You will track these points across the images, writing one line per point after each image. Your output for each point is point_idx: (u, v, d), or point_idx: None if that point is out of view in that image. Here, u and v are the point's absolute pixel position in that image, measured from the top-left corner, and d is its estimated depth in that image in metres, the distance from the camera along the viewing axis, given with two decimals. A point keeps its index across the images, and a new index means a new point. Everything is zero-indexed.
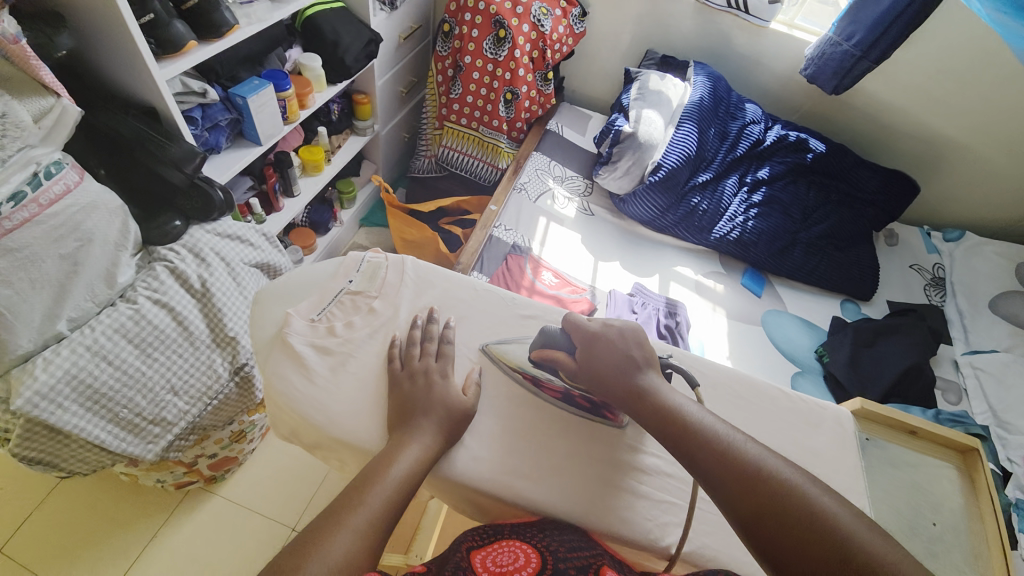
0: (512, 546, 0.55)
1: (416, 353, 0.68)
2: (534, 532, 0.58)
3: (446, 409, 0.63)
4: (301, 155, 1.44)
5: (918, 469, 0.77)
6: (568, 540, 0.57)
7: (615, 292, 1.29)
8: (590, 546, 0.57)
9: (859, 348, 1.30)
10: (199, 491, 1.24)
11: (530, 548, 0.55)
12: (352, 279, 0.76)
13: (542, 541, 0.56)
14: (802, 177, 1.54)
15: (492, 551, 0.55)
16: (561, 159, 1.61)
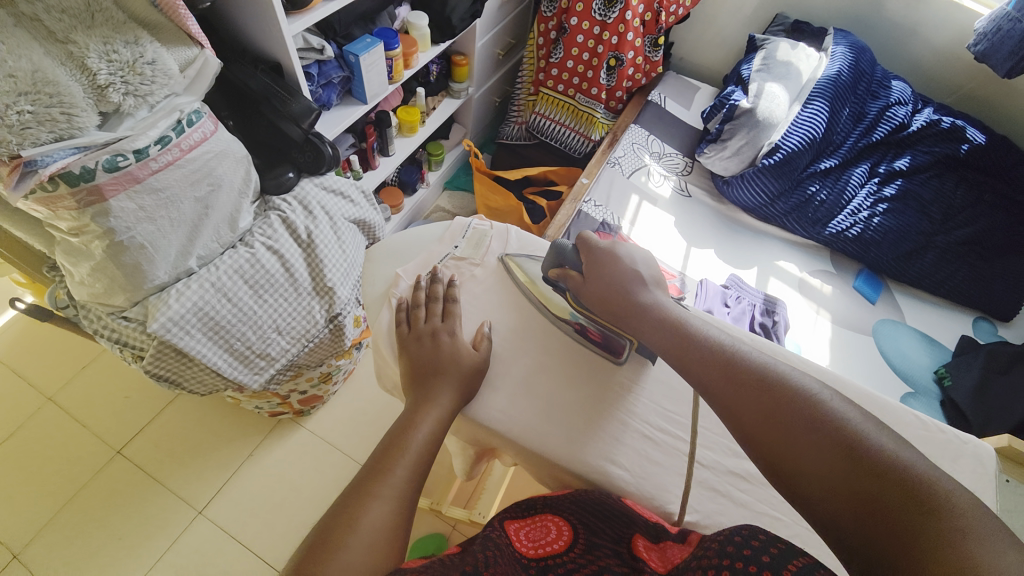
0: (544, 521, 0.56)
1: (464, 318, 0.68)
2: (566, 505, 0.58)
3: (458, 367, 0.63)
4: (398, 115, 1.46)
5: None
6: (596, 507, 0.56)
7: (707, 281, 1.20)
8: (623, 515, 0.56)
9: (992, 374, 1.13)
10: (287, 422, 1.36)
11: (561, 521, 0.56)
12: (457, 245, 0.78)
13: (576, 514, 0.56)
14: (950, 172, 1.32)
15: (526, 526, 0.56)
16: (661, 133, 1.50)
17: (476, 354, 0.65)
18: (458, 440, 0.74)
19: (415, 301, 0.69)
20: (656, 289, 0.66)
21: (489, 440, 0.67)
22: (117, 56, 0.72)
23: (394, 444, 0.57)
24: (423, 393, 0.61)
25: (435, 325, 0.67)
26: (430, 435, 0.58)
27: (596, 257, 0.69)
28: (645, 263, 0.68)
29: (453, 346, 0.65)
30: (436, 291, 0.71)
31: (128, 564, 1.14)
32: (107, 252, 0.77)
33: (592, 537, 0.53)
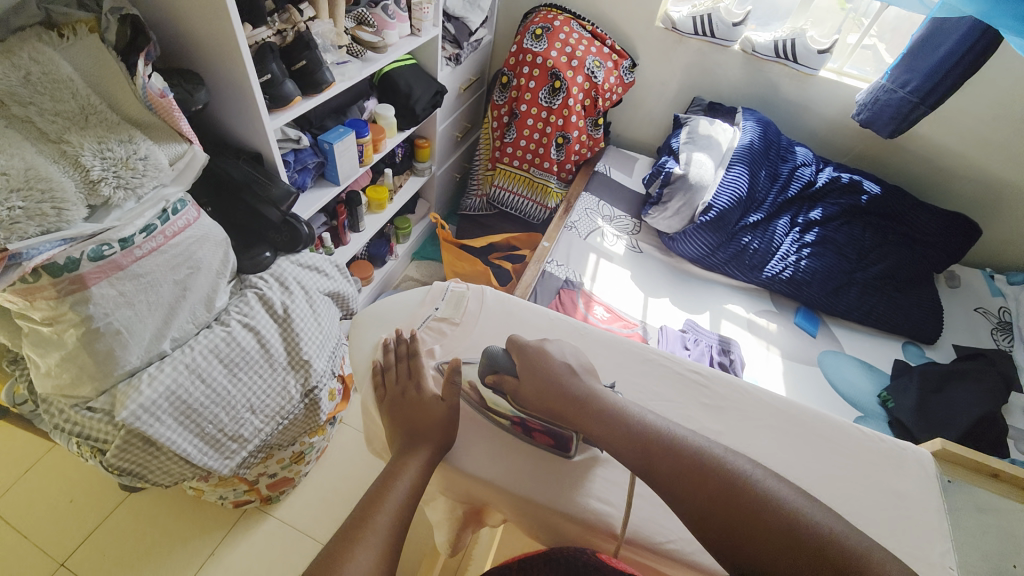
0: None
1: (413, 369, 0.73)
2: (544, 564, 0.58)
3: (434, 419, 0.67)
4: (368, 194, 1.56)
5: (1007, 516, 0.66)
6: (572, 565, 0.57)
7: (667, 327, 1.30)
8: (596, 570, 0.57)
9: (927, 393, 1.25)
10: (255, 510, 1.28)
11: None
12: (438, 306, 0.81)
13: (553, 575, 0.57)
14: (856, 219, 1.53)
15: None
16: (610, 198, 1.67)
17: (449, 408, 0.69)
18: (449, 499, 0.74)
19: (387, 360, 0.74)
20: (584, 378, 0.68)
21: (482, 494, 0.69)
22: (112, 154, 0.78)
23: (377, 496, 0.58)
24: (406, 446, 0.64)
25: (412, 383, 0.71)
26: (409, 486, 0.60)
27: (524, 358, 0.70)
28: (566, 355, 0.71)
29: (419, 396, 0.69)
30: (410, 347, 0.75)
31: None
32: (80, 340, 0.77)
33: None
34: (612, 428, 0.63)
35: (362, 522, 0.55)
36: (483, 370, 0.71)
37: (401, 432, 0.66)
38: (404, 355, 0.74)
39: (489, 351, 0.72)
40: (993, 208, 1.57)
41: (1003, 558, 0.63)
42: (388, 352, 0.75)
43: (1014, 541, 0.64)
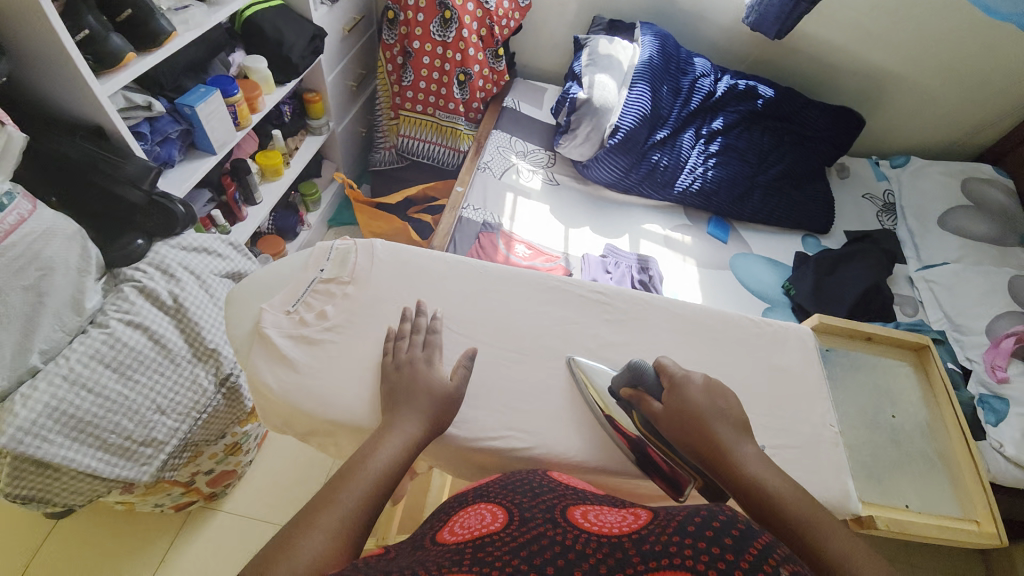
0: (477, 510, 0.50)
1: (401, 346, 0.58)
2: (495, 489, 0.53)
3: (430, 395, 0.54)
4: (258, 161, 1.42)
5: (879, 370, 0.75)
6: (530, 485, 0.52)
7: (588, 255, 1.32)
8: (551, 488, 0.53)
9: (822, 276, 1.37)
10: (202, 508, 1.24)
11: (494, 504, 0.50)
12: (323, 267, 0.64)
13: (507, 495, 0.51)
14: (755, 124, 1.58)
15: (457, 522, 0.49)
16: (521, 134, 1.61)
17: (456, 391, 0.56)
18: None
19: (401, 329, 0.59)
20: (737, 432, 0.53)
21: None
22: None
23: (346, 475, 0.47)
24: (389, 418, 0.52)
25: (423, 357, 0.57)
26: (388, 465, 0.48)
27: (676, 388, 0.56)
28: (717, 394, 0.56)
29: (427, 374, 0.55)
30: (434, 325, 0.61)
31: None
32: None
33: (526, 508, 0.48)
34: (522, 359, 0.63)
35: (325, 503, 0.44)
36: (622, 380, 0.59)
37: (382, 403, 0.54)
38: (423, 329, 0.60)
39: (635, 364, 0.58)
40: (874, 97, 1.67)
41: (878, 409, 0.72)
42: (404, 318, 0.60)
43: (886, 396, 0.73)
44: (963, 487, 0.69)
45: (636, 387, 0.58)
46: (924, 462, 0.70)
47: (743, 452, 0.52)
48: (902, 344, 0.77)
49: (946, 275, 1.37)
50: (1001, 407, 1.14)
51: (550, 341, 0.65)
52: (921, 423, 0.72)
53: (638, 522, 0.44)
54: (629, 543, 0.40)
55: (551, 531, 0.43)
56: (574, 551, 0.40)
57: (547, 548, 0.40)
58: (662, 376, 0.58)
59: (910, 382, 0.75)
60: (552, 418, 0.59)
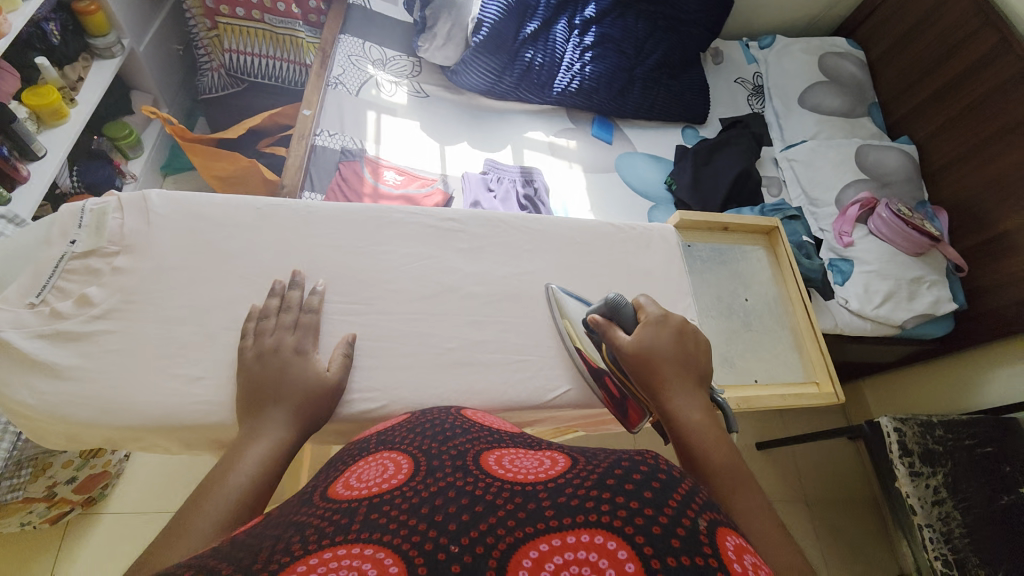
0: (381, 459, 0.38)
1: (262, 329, 0.49)
2: (401, 437, 0.42)
3: (305, 390, 0.47)
4: (29, 103, 1.08)
5: (734, 257, 0.78)
6: (440, 431, 0.41)
7: (468, 174, 1.22)
8: (466, 430, 0.43)
9: (700, 168, 1.40)
10: (81, 519, 1.10)
11: (399, 454, 0.39)
12: (74, 238, 0.50)
13: (412, 444, 0.40)
14: (628, 8, 1.48)
15: (354, 472, 0.37)
16: (376, 38, 1.38)
17: (337, 381, 0.49)
18: None
19: (267, 308, 0.50)
20: (689, 382, 0.49)
21: None
22: None
23: (201, 495, 0.39)
24: (252, 421, 0.45)
25: (292, 343, 0.49)
26: (258, 474, 0.41)
27: (652, 326, 0.52)
28: (679, 341, 0.51)
29: (303, 364, 0.48)
30: (311, 301, 0.52)
31: None
32: None
33: (434, 457, 0.37)
34: (367, 310, 0.56)
35: (172, 537, 0.35)
36: (598, 309, 0.55)
37: (247, 404, 0.46)
38: (297, 307, 0.51)
39: (612, 296, 0.54)
40: None
41: (733, 295, 0.76)
42: (271, 295, 0.51)
43: (740, 280, 0.77)
44: (806, 356, 0.75)
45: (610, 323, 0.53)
46: (772, 339, 0.75)
47: (682, 401, 0.47)
48: (754, 230, 0.80)
49: (804, 152, 1.46)
50: (848, 268, 1.30)
51: (398, 283, 0.58)
52: (772, 300, 0.77)
53: (557, 467, 0.35)
54: (543, 493, 0.31)
55: (460, 484, 0.33)
56: (481, 508, 0.30)
57: (456, 504, 0.31)
58: (639, 313, 0.54)
59: (761, 264, 0.79)
60: (408, 367, 0.54)
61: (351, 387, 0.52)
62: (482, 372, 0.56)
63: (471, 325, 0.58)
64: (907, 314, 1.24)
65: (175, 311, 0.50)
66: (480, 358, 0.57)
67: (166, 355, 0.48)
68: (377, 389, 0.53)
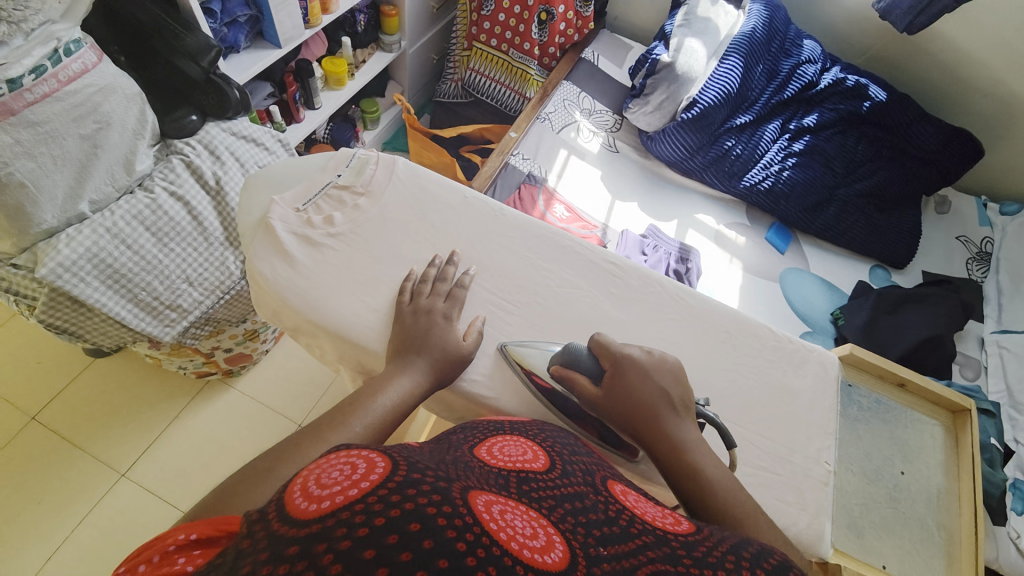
0: (520, 443, 0.41)
1: (425, 290, 0.58)
2: (535, 432, 0.44)
3: (443, 351, 0.54)
4: (324, 67, 1.43)
5: (903, 422, 0.68)
6: (568, 444, 0.44)
7: (628, 232, 1.25)
8: (590, 454, 0.44)
9: (879, 313, 1.24)
10: (215, 382, 1.33)
11: (536, 446, 0.41)
12: (341, 173, 0.65)
13: (546, 441, 0.43)
14: (853, 129, 1.42)
15: (494, 443, 0.41)
16: (592, 91, 1.51)
17: (467, 352, 0.55)
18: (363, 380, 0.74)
19: (425, 275, 0.59)
20: (680, 416, 0.52)
21: None
22: None
23: (356, 405, 0.48)
24: (397, 361, 0.52)
25: (442, 310, 0.56)
26: (396, 404, 0.49)
27: (615, 375, 0.53)
28: (673, 380, 0.54)
29: (444, 329, 0.55)
30: (462, 280, 0.60)
31: (50, 524, 1.12)
32: None
33: (567, 464, 0.40)
34: (513, 312, 0.61)
35: (335, 423, 0.46)
36: (555, 358, 0.56)
37: (397, 347, 0.54)
38: (450, 280, 0.59)
39: (571, 344, 0.56)
40: (1005, 126, 1.44)
41: (887, 461, 0.65)
42: (430, 265, 0.60)
43: (901, 450, 0.66)
44: (955, 571, 0.62)
45: (572, 369, 0.55)
46: (918, 531, 0.64)
47: (685, 437, 0.50)
48: (937, 401, 0.70)
49: (1021, 345, 1.23)
50: None
51: (549, 304, 0.62)
52: (933, 490, 0.66)
53: (679, 525, 0.35)
54: (675, 542, 0.32)
55: (594, 496, 0.35)
56: (619, 525, 0.32)
57: (595, 513, 0.33)
58: (602, 357, 0.55)
59: (934, 443, 0.68)
60: (528, 377, 0.57)
61: (478, 373, 0.57)
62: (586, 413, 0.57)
63: None
64: None
65: (378, 252, 0.61)
66: None
67: (357, 284, 0.59)
68: (496, 385, 0.57)
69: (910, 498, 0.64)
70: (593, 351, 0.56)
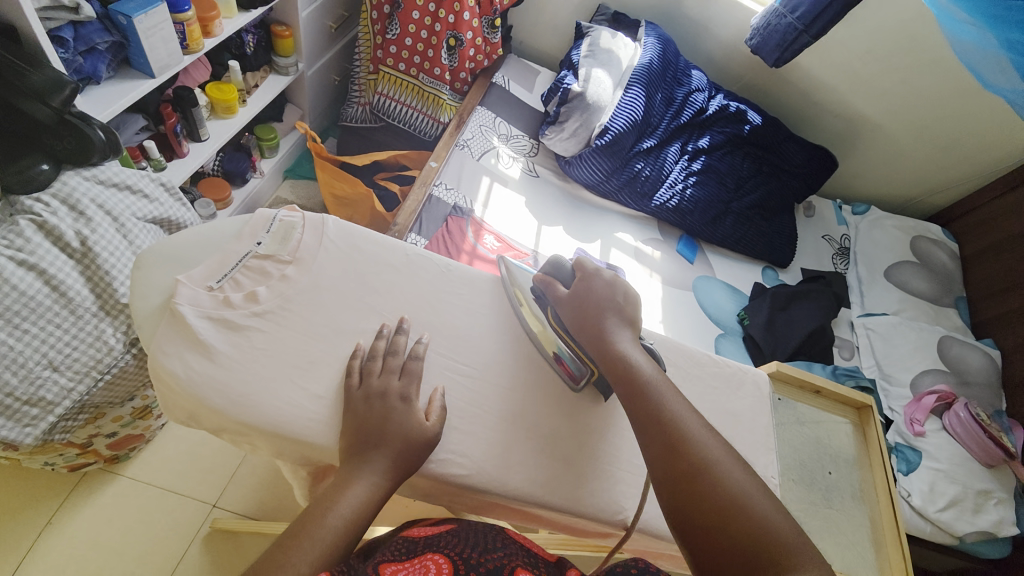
0: (425, 560, 0.45)
1: (376, 367, 0.52)
2: (446, 541, 0.48)
3: (404, 440, 0.48)
4: (208, 93, 1.26)
5: (821, 424, 0.77)
6: (473, 541, 0.49)
7: (557, 257, 1.27)
8: (501, 548, 0.49)
9: (776, 311, 1.41)
10: (97, 473, 1.10)
11: (443, 559, 0.45)
12: (261, 240, 0.56)
13: (454, 549, 0.47)
14: (738, 148, 1.59)
15: (400, 564, 0.43)
16: (507, 116, 1.53)
17: (434, 433, 0.51)
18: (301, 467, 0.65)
19: (374, 349, 0.53)
20: (625, 329, 0.57)
21: None
22: None
23: (306, 528, 0.43)
24: (353, 461, 0.47)
25: (398, 390, 0.51)
26: (353, 518, 0.44)
27: (584, 282, 0.60)
28: (624, 299, 0.59)
29: (404, 413, 0.50)
30: (417, 350, 0.54)
31: None
32: None
33: (476, 571, 0.44)
34: (474, 376, 0.57)
35: (270, 567, 0.40)
36: (541, 270, 0.63)
37: (351, 444, 0.48)
38: (403, 351, 0.54)
39: (556, 258, 0.63)
40: (850, 142, 1.73)
41: (816, 465, 0.73)
42: (379, 336, 0.54)
43: (824, 451, 0.75)
44: (884, 555, 0.71)
45: (553, 278, 0.62)
46: (848, 522, 0.72)
47: (625, 347, 0.56)
48: (845, 401, 0.80)
49: (882, 325, 1.47)
50: (914, 459, 1.24)
51: (510, 362, 0.60)
52: (855, 482, 0.75)
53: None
54: None
55: None
56: None
57: None
58: (577, 270, 0.62)
59: (848, 439, 0.77)
60: (497, 445, 0.55)
61: (443, 448, 0.53)
62: (563, 474, 0.56)
63: (568, 418, 0.58)
64: (966, 526, 1.16)
65: (315, 326, 0.53)
66: (567, 454, 0.57)
67: (291, 370, 0.51)
68: (465, 459, 0.53)
69: (834, 491, 0.73)
70: (573, 268, 0.62)
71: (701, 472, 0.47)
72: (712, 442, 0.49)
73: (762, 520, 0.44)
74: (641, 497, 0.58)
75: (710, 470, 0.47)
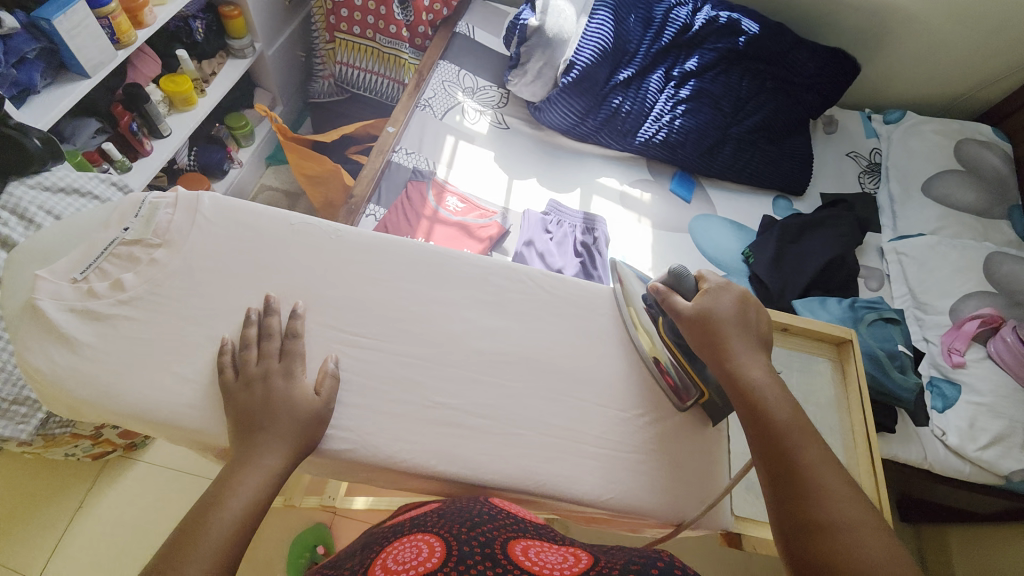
0: (414, 542, 0.45)
1: (252, 354, 0.50)
2: (433, 519, 0.49)
3: (290, 416, 0.47)
4: (163, 87, 1.25)
5: (790, 366, 0.71)
6: (466, 511, 0.49)
7: (529, 211, 1.20)
8: (498, 517, 0.49)
9: (785, 245, 1.27)
10: (118, 459, 1.20)
11: (432, 537, 0.46)
12: (128, 226, 0.54)
13: (442, 525, 0.47)
14: (735, 65, 1.41)
15: (391, 554, 0.44)
16: (472, 67, 1.43)
17: (321, 409, 0.49)
18: None
19: (248, 336, 0.51)
20: (757, 352, 0.54)
21: None
22: None
23: (202, 521, 0.42)
24: (241, 449, 0.46)
25: (278, 371, 0.49)
26: (251, 504, 0.44)
27: (711, 298, 0.55)
28: (741, 310, 0.55)
29: (287, 391, 0.48)
30: (297, 327, 0.52)
31: None
32: None
33: (463, 543, 0.44)
34: (370, 347, 0.54)
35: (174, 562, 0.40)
36: (659, 280, 0.58)
37: (236, 430, 0.47)
38: (281, 332, 0.51)
39: (676, 267, 0.57)
40: (876, 39, 1.48)
41: None
42: (252, 320, 0.51)
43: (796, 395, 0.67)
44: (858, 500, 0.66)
45: (673, 293, 0.57)
46: None
47: (757, 376, 0.52)
48: (822, 338, 0.73)
49: (918, 248, 1.28)
50: (952, 394, 1.10)
51: (411, 329, 0.56)
52: (830, 425, 0.68)
53: (578, 566, 0.44)
54: None
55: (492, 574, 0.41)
56: None
57: None
58: (698, 284, 0.57)
59: (824, 380, 0.71)
60: (395, 417, 0.52)
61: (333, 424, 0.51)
62: (466, 441, 0.52)
63: (472, 385, 0.54)
64: (1014, 464, 1.02)
65: (186, 310, 0.52)
66: (475, 421, 0.53)
67: (162, 356, 0.50)
68: (357, 433, 0.51)
69: None
70: (682, 282, 0.57)
71: (823, 528, 0.45)
72: (841, 499, 0.46)
73: (875, 561, 0.43)
74: (561, 460, 0.53)
75: (827, 501, 0.46)
